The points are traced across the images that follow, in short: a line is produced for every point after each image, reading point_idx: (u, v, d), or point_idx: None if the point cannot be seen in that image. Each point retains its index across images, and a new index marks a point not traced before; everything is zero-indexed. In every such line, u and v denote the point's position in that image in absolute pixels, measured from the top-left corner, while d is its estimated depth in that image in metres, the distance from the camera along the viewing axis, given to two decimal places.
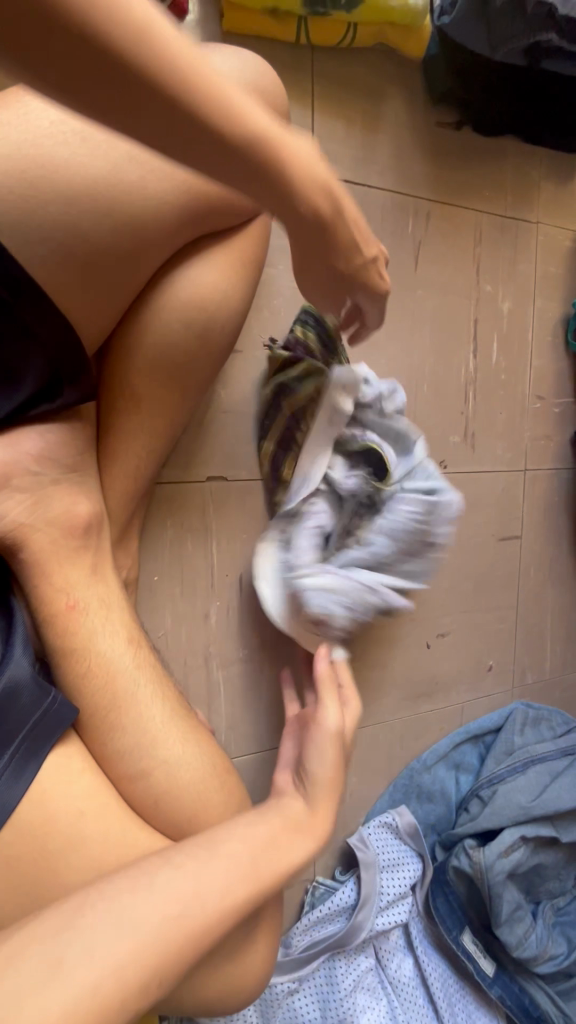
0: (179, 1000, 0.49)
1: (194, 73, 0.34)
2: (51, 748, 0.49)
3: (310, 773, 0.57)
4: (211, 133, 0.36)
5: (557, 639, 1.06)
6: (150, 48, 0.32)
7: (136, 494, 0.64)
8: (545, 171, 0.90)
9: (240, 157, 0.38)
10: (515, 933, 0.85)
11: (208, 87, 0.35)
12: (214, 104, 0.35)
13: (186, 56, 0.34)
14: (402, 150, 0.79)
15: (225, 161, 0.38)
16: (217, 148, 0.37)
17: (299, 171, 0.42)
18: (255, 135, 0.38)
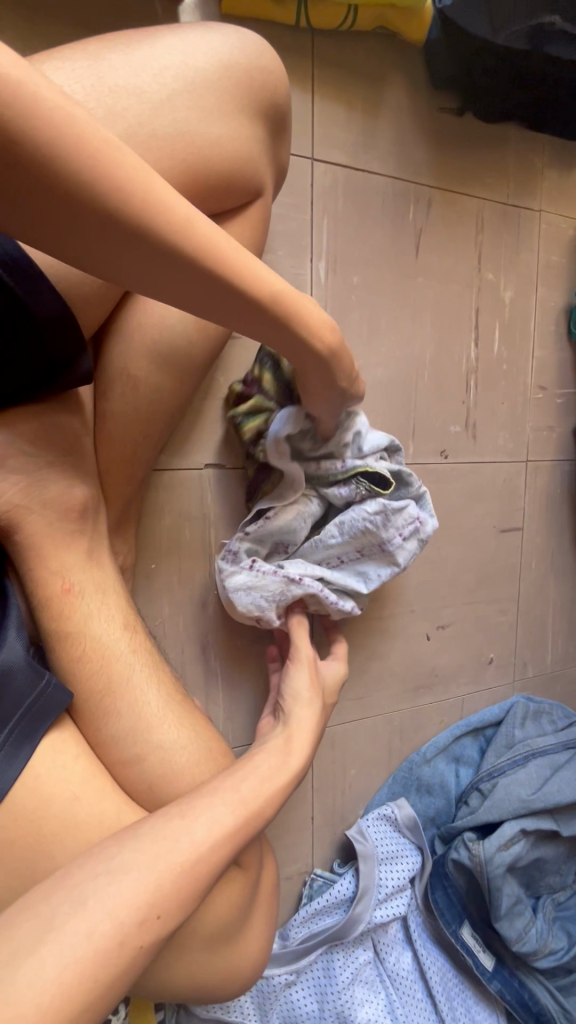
0: (173, 986, 0.49)
1: (175, 227, 0.40)
2: (45, 732, 0.49)
3: (289, 700, 0.63)
4: (187, 271, 0.42)
5: (559, 632, 1.05)
6: (135, 211, 0.38)
7: (133, 481, 0.64)
8: (548, 158, 0.90)
9: (213, 291, 0.44)
10: (515, 928, 0.85)
11: (187, 236, 0.40)
12: (191, 249, 0.41)
13: (169, 211, 0.39)
14: (403, 136, 0.78)
15: (199, 294, 0.44)
16: (192, 283, 0.43)
17: (270, 299, 0.47)
18: (228, 274, 0.44)
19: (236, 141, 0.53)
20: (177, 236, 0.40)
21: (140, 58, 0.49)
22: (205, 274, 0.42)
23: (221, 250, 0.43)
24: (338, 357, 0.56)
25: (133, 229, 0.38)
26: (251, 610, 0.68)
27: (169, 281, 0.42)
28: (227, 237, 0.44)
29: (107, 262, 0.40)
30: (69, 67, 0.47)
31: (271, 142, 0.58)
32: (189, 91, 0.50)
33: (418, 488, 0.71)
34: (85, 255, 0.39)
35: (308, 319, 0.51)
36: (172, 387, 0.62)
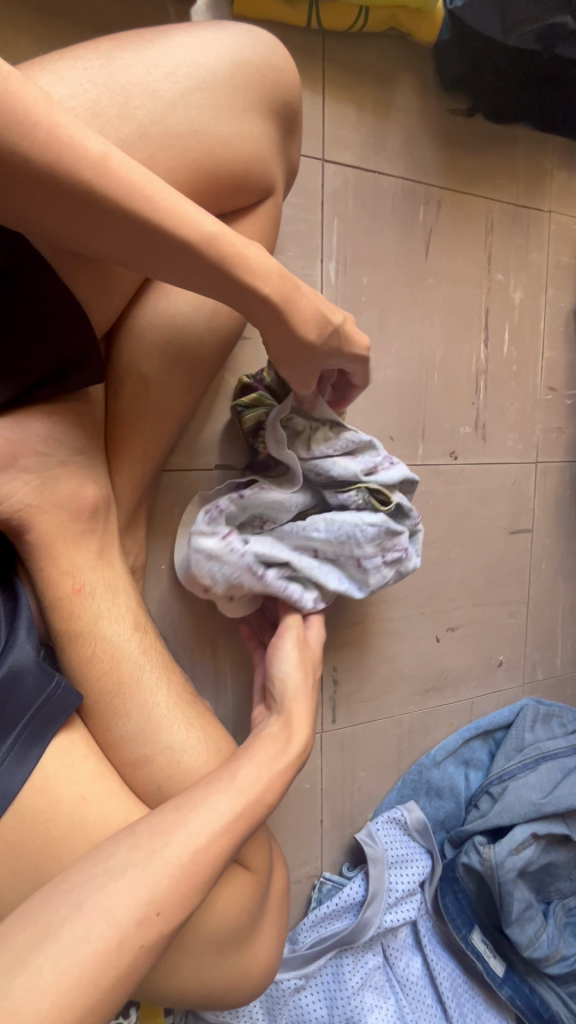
0: (185, 990, 0.48)
1: (138, 188, 0.42)
2: (55, 734, 0.49)
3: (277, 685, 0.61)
4: (153, 233, 0.44)
5: (569, 634, 1.04)
6: (97, 175, 0.41)
7: (145, 481, 0.64)
8: (558, 158, 0.89)
9: (182, 252, 0.46)
10: (526, 933, 0.84)
11: (148, 200, 0.43)
12: (154, 211, 0.43)
13: (130, 175, 0.42)
14: (413, 136, 0.78)
15: (169, 258, 0.46)
16: (160, 244, 0.45)
17: (240, 262, 0.48)
18: (192, 234, 0.45)
19: (249, 142, 0.53)
20: (139, 196, 0.42)
21: (153, 58, 0.49)
22: (171, 236, 0.45)
23: (183, 211, 0.45)
24: (323, 328, 0.54)
25: (95, 194, 0.41)
26: (204, 575, 0.64)
27: (136, 244, 0.45)
28: (191, 203, 0.46)
29: (79, 231, 0.43)
30: (83, 66, 0.47)
31: (283, 142, 0.58)
32: (202, 91, 0.50)
33: (411, 521, 0.70)
34: (59, 226, 0.43)
35: (284, 281, 0.51)
36: (181, 386, 0.62)
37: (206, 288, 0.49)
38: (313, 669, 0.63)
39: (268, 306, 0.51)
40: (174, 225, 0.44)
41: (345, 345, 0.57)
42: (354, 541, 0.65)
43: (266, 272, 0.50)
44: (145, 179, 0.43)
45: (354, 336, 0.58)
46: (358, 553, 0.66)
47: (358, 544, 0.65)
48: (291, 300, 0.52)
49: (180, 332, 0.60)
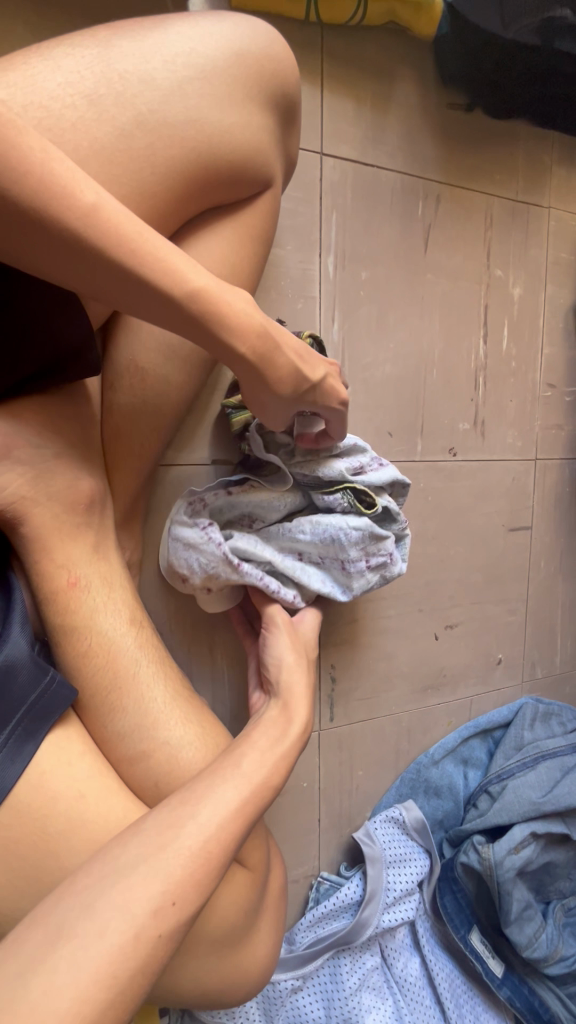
0: (180, 989, 0.48)
1: (124, 234, 0.42)
2: (48, 730, 0.48)
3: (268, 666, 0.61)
4: (136, 281, 0.44)
5: (568, 633, 1.03)
6: (83, 219, 0.40)
7: (141, 476, 0.63)
8: (557, 155, 0.89)
9: (164, 301, 0.45)
10: (525, 933, 0.83)
11: (134, 246, 0.43)
12: (139, 260, 0.43)
13: (117, 220, 0.42)
14: (412, 131, 0.78)
15: (151, 305, 0.46)
16: (143, 292, 0.45)
17: (223, 316, 0.48)
18: (176, 284, 0.45)
19: (247, 132, 0.52)
20: (124, 242, 0.42)
21: (152, 46, 0.49)
22: (154, 284, 0.44)
23: (169, 260, 0.45)
24: (303, 384, 0.54)
25: (80, 237, 0.41)
26: (181, 563, 0.64)
27: (119, 290, 0.44)
28: (180, 253, 0.46)
29: (65, 274, 0.43)
30: (81, 54, 0.46)
31: (281, 133, 0.57)
32: (200, 80, 0.49)
33: (398, 526, 0.69)
34: (49, 267, 0.42)
35: (267, 334, 0.50)
36: (179, 380, 0.61)
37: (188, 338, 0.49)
38: (306, 653, 0.63)
39: (247, 362, 0.50)
40: (158, 272, 0.44)
41: (324, 398, 0.57)
42: (338, 543, 0.64)
43: (248, 324, 0.49)
44: (132, 225, 0.43)
45: (332, 391, 0.58)
46: (341, 555, 0.65)
47: (343, 545, 0.65)
48: (273, 353, 0.51)
49: None
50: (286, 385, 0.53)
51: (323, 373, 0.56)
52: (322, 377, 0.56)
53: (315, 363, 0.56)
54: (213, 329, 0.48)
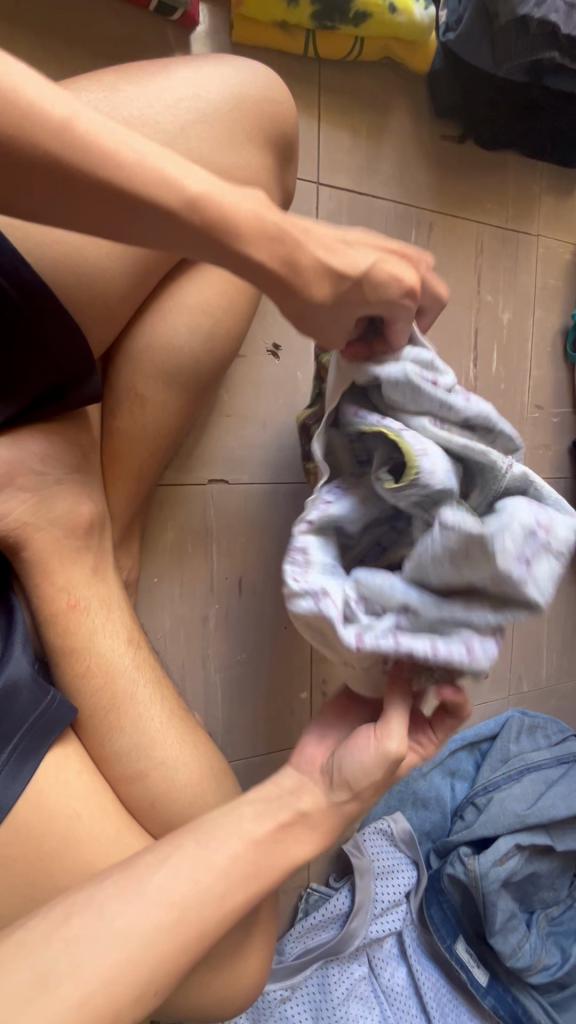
0: (170, 1002, 0.49)
1: (114, 155, 0.37)
2: (48, 748, 0.49)
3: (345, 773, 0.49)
4: (138, 206, 0.39)
5: (554, 647, 1.06)
6: (64, 143, 0.36)
7: (140, 497, 0.65)
8: (546, 185, 0.92)
9: (174, 225, 0.40)
10: (509, 942, 0.85)
11: (128, 166, 0.38)
12: (136, 181, 0.38)
13: (102, 138, 0.37)
14: (406, 161, 0.80)
15: (162, 234, 0.41)
16: (150, 224, 0.40)
17: (239, 223, 0.41)
18: (182, 202, 0.40)
19: (246, 172, 0.54)
20: (116, 165, 0.37)
21: (154, 90, 0.50)
22: (158, 208, 0.39)
23: (168, 174, 0.39)
24: (342, 283, 0.45)
25: (67, 165, 0.36)
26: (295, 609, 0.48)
27: (122, 223, 0.40)
28: (175, 154, 0.40)
29: (62, 206, 0.38)
30: (86, 97, 0.48)
31: (279, 169, 0.59)
32: (202, 124, 0.51)
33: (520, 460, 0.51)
34: (46, 207, 0.38)
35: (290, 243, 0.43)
36: (177, 404, 0.63)
37: (207, 250, 0.43)
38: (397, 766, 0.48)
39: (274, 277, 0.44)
40: (161, 193, 0.39)
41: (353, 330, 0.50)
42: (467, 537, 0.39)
43: (264, 234, 0.43)
44: (122, 142, 0.38)
45: (393, 276, 0.46)
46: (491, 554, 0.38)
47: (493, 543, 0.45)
48: (299, 264, 0.44)
49: (176, 353, 0.61)
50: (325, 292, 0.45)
51: (386, 260, 0.46)
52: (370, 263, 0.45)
53: (367, 250, 0.46)
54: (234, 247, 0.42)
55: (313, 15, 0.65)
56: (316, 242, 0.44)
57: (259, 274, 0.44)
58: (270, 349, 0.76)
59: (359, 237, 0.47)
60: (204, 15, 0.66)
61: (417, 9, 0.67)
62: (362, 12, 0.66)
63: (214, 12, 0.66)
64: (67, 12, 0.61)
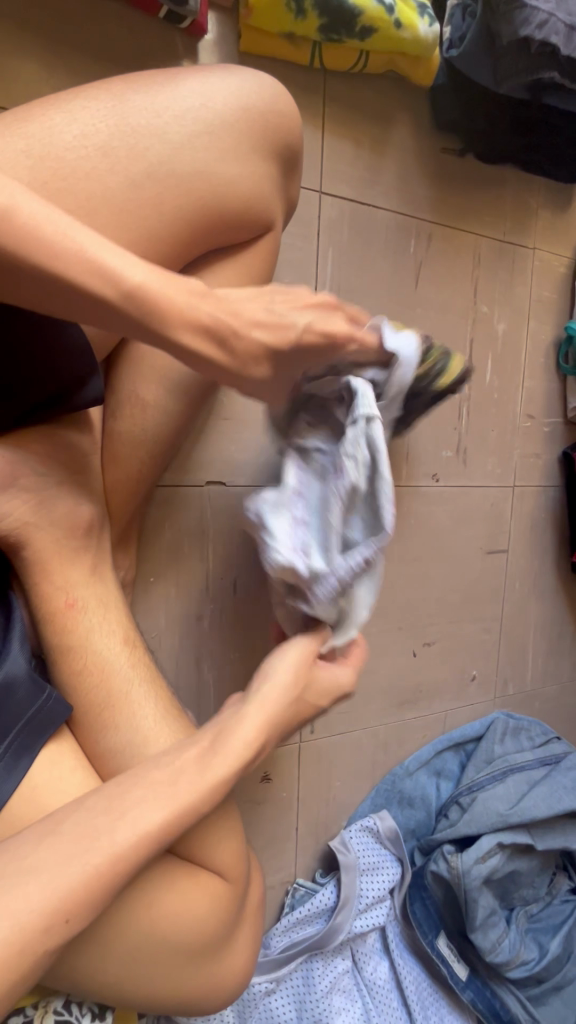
0: (159, 995, 0.50)
1: (64, 250, 0.40)
2: (43, 744, 0.50)
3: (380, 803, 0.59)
4: (83, 299, 0.42)
5: (539, 652, 1.08)
6: (27, 244, 0.39)
7: (138, 499, 0.66)
8: (543, 199, 0.94)
9: (129, 318, 0.43)
10: (489, 938, 0.87)
11: (85, 263, 0.40)
12: (88, 277, 0.41)
13: (61, 238, 0.40)
14: (407, 173, 0.81)
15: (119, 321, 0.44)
16: (108, 313, 0.43)
17: (180, 324, 0.45)
18: (137, 296, 0.43)
19: (251, 183, 0.55)
20: (66, 260, 0.40)
21: (162, 100, 0.51)
22: (114, 302, 0.42)
23: (117, 271, 0.42)
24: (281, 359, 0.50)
25: (29, 262, 0.39)
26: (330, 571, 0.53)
27: (70, 307, 0.42)
28: (123, 253, 0.43)
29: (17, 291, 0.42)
30: (95, 106, 0.49)
31: (283, 180, 0.60)
32: (208, 135, 0.52)
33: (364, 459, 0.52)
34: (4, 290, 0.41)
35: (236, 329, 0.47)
36: (177, 408, 0.64)
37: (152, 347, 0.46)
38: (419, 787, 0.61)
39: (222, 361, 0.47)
40: (119, 286, 0.42)
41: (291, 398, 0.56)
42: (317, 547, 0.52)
43: (205, 321, 0.46)
44: (80, 241, 0.40)
45: (317, 337, 0.51)
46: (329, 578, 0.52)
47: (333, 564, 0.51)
48: (243, 349, 0.48)
49: (178, 358, 0.62)
50: (260, 366, 0.49)
51: (313, 324, 0.51)
52: (298, 332, 0.50)
53: (303, 313, 0.51)
54: (185, 337, 0.45)
55: (320, 29, 0.66)
56: (252, 317, 0.48)
57: (203, 361, 0.47)
58: None
59: (295, 306, 0.51)
60: (212, 24, 0.67)
61: (422, 25, 0.69)
62: (368, 27, 0.67)
63: (222, 22, 0.67)
64: (77, 18, 0.61)
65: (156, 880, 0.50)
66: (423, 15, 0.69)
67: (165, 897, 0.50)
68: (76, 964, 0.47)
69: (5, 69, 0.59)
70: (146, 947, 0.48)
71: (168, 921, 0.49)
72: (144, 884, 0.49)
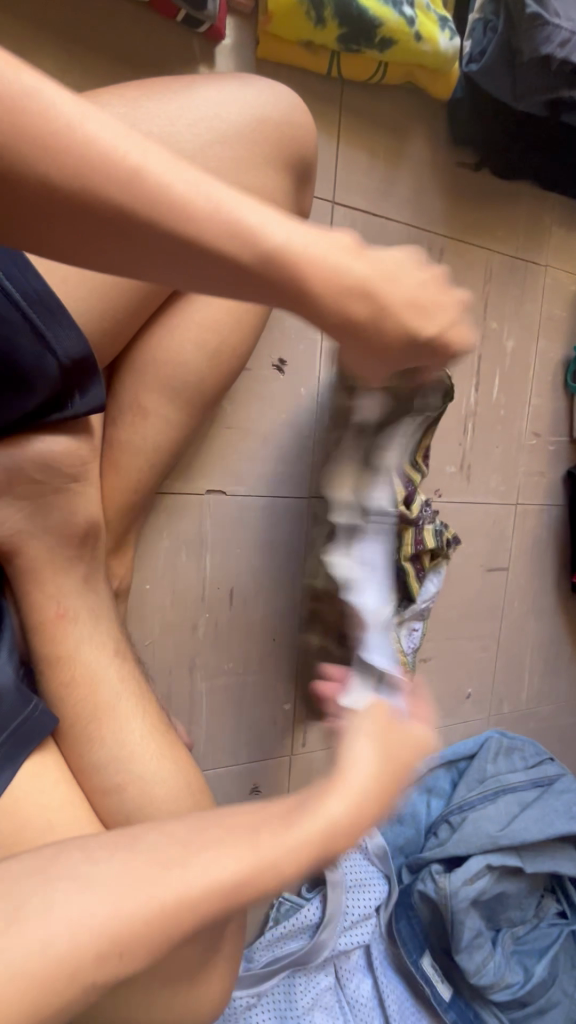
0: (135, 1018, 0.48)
1: (62, 136, 0.30)
2: (27, 755, 0.49)
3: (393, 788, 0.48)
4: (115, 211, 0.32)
5: (535, 671, 1.07)
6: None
7: (137, 506, 0.65)
8: (557, 216, 0.93)
9: (170, 237, 0.34)
10: (473, 960, 0.86)
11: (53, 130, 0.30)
12: (108, 177, 0.31)
13: (35, 94, 0.30)
14: (421, 185, 0.80)
15: (125, 252, 0.34)
16: (112, 231, 0.33)
17: (284, 262, 0.37)
18: (117, 183, 0.32)
19: (263, 196, 0.55)
20: (69, 155, 0.30)
21: (176, 108, 0.51)
22: (129, 211, 0.32)
23: (131, 163, 0.32)
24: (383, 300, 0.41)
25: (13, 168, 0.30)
26: None
27: (108, 239, 0.33)
28: (132, 138, 0.33)
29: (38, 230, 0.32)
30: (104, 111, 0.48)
31: (294, 192, 0.59)
32: (221, 147, 0.52)
33: None
34: (28, 229, 0.32)
35: (257, 234, 0.36)
36: (179, 418, 0.63)
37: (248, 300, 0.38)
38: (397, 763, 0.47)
39: (289, 279, 0.37)
40: (52, 164, 0.30)
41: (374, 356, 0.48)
42: None
43: (318, 266, 0.38)
44: (31, 88, 0.29)
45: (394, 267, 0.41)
46: None
47: None
48: (334, 289, 0.39)
49: (182, 368, 0.61)
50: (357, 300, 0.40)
51: (358, 266, 0.40)
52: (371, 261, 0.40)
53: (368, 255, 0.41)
54: (266, 278, 0.37)
55: (339, 37, 0.66)
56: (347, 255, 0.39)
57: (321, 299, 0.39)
58: (276, 363, 0.76)
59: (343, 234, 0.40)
60: (229, 28, 0.66)
61: (442, 40, 0.68)
62: (389, 39, 0.66)
63: (239, 28, 0.67)
64: (93, 20, 0.61)
65: None
66: (444, 28, 0.69)
67: None
68: None
69: None
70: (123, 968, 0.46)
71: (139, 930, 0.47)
72: None
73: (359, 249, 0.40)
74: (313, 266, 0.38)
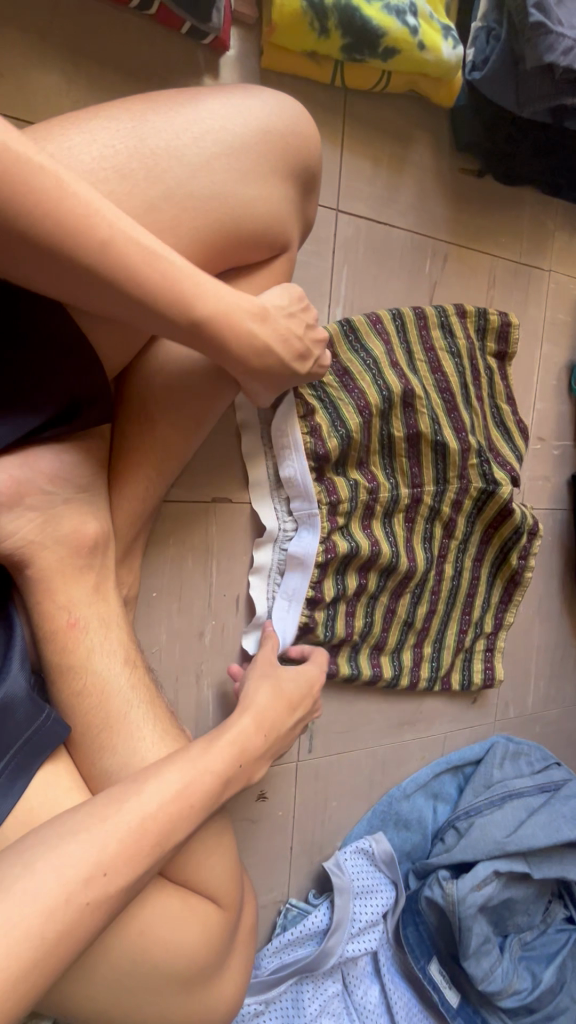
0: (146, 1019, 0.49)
1: (91, 228, 0.43)
2: (40, 764, 0.50)
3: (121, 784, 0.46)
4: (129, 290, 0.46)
5: (541, 674, 1.07)
6: (22, 204, 0.40)
7: (145, 515, 0.65)
8: (560, 221, 0.93)
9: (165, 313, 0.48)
10: (481, 967, 0.86)
11: (7, 174, 0.39)
12: (118, 264, 0.45)
13: (77, 196, 0.43)
14: (425, 192, 0.81)
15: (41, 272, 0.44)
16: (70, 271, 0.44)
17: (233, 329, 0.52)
18: (27, 211, 0.41)
19: (270, 207, 0.55)
20: (88, 239, 0.43)
21: (183, 121, 0.51)
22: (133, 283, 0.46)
23: (138, 254, 0.45)
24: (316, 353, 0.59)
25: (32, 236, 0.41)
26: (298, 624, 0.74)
27: (107, 297, 0.46)
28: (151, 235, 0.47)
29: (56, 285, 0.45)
30: (113, 125, 0.49)
31: (299, 200, 0.59)
32: (228, 156, 0.52)
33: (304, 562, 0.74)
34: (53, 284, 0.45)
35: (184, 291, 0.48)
36: (187, 425, 0.63)
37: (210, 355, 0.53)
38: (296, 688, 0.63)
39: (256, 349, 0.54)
40: (73, 243, 0.43)
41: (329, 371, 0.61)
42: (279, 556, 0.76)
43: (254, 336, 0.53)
44: (47, 179, 0.41)
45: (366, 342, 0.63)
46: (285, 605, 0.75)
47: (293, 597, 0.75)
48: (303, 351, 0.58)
49: (192, 377, 0.62)
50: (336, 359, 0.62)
51: (257, 329, 0.54)
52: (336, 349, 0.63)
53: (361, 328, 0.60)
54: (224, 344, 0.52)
55: (343, 48, 0.66)
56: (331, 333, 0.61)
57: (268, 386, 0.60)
58: None
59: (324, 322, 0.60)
60: (234, 40, 0.67)
61: (445, 48, 0.68)
62: (392, 48, 0.67)
63: (245, 38, 0.67)
64: (101, 33, 0.61)
65: (150, 898, 0.49)
66: (447, 37, 0.69)
67: (157, 918, 0.48)
68: (68, 992, 0.46)
69: (26, 87, 0.59)
70: (133, 974, 0.47)
71: (150, 926, 0.48)
72: (136, 911, 0.48)
73: (262, 317, 0.54)
74: (214, 315, 0.50)
